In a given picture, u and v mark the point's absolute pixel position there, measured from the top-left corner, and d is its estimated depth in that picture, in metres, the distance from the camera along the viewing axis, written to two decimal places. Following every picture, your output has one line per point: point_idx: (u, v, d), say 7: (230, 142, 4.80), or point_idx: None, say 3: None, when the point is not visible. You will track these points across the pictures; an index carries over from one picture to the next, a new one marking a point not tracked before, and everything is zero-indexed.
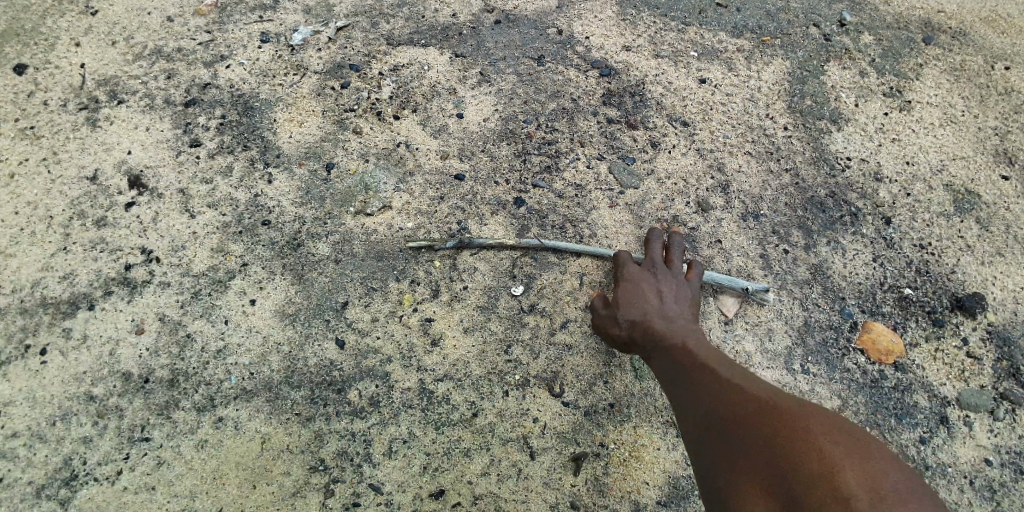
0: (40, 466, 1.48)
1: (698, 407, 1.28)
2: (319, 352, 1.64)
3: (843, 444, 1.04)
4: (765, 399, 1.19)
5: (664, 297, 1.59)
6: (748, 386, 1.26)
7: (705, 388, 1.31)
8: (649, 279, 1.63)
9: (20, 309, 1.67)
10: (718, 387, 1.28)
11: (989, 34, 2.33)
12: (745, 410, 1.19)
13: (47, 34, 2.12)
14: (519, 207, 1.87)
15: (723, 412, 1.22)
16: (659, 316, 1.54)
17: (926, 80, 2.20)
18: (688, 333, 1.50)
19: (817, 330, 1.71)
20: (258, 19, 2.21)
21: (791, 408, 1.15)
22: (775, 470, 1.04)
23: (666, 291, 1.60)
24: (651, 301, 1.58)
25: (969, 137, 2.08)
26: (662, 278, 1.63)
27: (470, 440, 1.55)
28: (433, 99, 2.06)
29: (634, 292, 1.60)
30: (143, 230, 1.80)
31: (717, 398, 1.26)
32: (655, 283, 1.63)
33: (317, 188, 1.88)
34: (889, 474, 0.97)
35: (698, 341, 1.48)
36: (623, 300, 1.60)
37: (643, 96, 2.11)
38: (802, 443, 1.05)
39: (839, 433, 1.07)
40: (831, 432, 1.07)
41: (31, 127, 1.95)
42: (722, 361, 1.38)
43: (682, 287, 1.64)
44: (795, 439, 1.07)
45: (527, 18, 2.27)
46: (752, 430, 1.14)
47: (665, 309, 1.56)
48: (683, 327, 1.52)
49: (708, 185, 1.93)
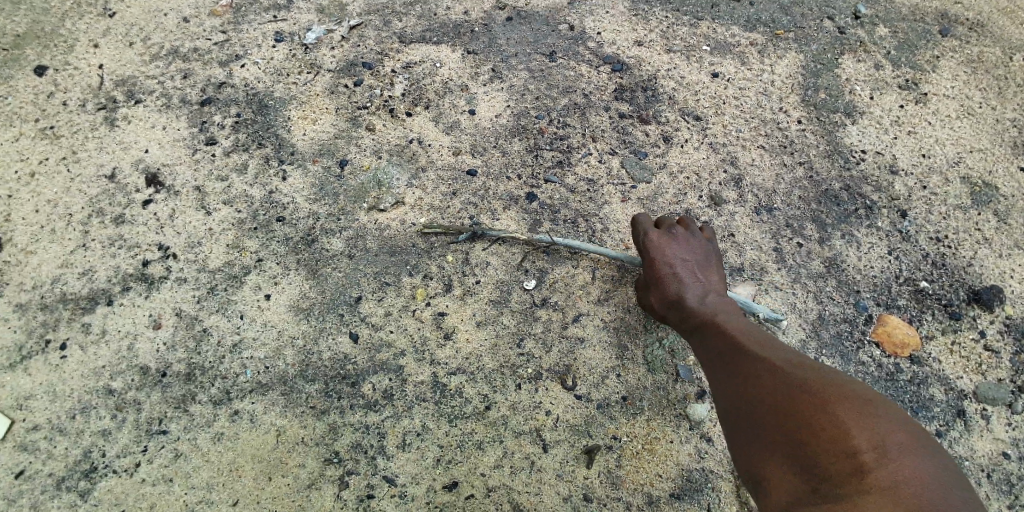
0: (60, 458, 1.51)
1: (722, 388, 1.30)
2: (333, 345, 1.66)
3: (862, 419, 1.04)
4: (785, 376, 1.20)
5: (693, 271, 1.59)
6: (767, 359, 1.25)
7: (728, 368, 1.32)
8: (675, 253, 1.60)
9: (41, 304, 1.70)
10: (740, 365, 1.29)
11: (1007, 26, 2.30)
12: (764, 379, 1.22)
13: (66, 36, 2.16)
14: (531, 201, 1.88)
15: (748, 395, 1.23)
16: (692, 292, 1.54)
17: (942, 72, 2.18)
18: (722, 307, 1.51)
19: (832, 323, 1.70)
20: (272, 19, 2.23)
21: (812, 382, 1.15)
22: (796, 442, 1.10)
23: (694, 264, 1.60)
24: (682, 277, 1.56)
25: (986, 129, 2.05)
26: (687, 251, 1.61)
27: (483, 433, 1.55)
28: (445, 95, 2.07)
29: (663, 270, 1.58)
30: (160, 227, 1.83)
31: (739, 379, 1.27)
32: (682, 256, 1.60)
33: (330, 185, 1.90)
34: (898, 434, 1.01)
35: (734, 315, 1.48)
36: (654, 280, 1.59)
37: (655, 90, 2.10)
38: (824, 427, 1.06)
39: (859, 406, 1.07)
40: (852, 405, 1.07)
41: (51, 127, 1.98)
42: (750, 333, 1.38)
43: (707, 257, 1.63)
44: (816, 423, 1.08)
45: (538, 15, 2.27)
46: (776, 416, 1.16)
47: (695, 285, 1.55)
48: (717, 301, 1.52)
49: (721, 179, 1.93)
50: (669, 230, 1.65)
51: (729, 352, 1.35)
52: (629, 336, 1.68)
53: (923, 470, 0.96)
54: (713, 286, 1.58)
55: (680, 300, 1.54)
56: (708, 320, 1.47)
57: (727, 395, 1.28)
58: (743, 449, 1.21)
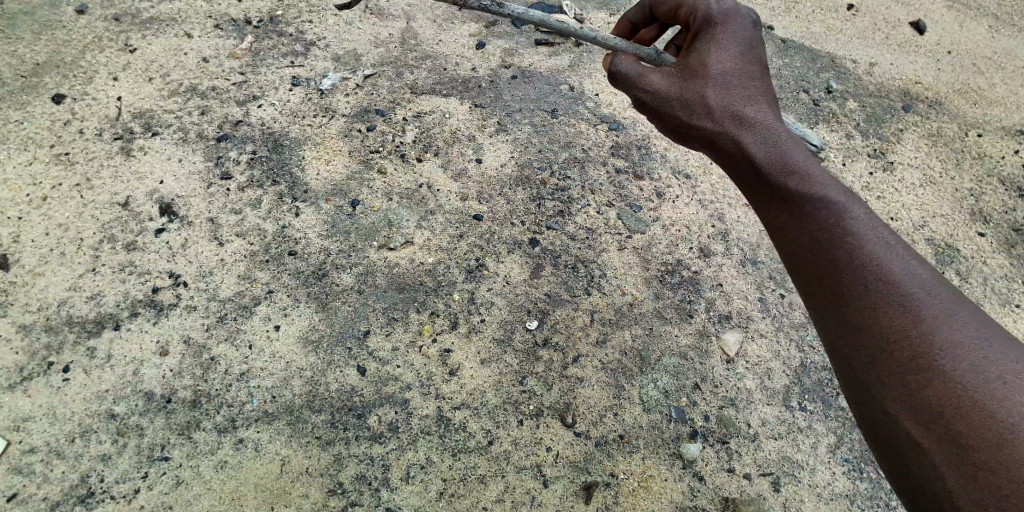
0: (56, 483, 1.50)
1: (827, 318, 1.19)
2: (341, 377, 1.71)
3: (940, 347, 1.02)
4: (861, 264, 1.15)
5: (741, 67, 1.45)
6: (842, 230, 1.20)
7: (770, 201, 1.36)
8: (726, 41, 1.47)
9: (46, 327, 1.71)
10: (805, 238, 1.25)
11: (960, 105, 2.57)
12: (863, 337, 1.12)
13: (86, 68, 2.23)
14: (534, 246, 1.98)
15: (826, 293, 1.19)
16: (740, 102, 1.43)
17: (906, 143, 2.39)
18: (760, 104, 1.44)
19: (813, 371, 1.84)
20: (290, 64, 2.34)
21: (904, 315, 1.08)
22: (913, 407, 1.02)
23: (733, 74, 1.45)
24: (727, 82, 1.44)
25: (947, 195, 2.26)
26: (726, 58, 1.45)
27: (485, 467, 1.60)
28: (453, 144, 2.19)
29: (708, 70, 1.45)
30: (172, 256, 1.87)
31: (808, 260, 1.23)
32: (722, 60, 1.45)
33: (342, 223, 1.98)
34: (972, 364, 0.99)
35: (766, 104, 1.44)
36: (700, 79, 1.46)
37: (649, 149, 2.27)
38: (920, 383, 1.02)
39: (941, 325, 1.04)
40: (932, 319, 1.05)
41: (66, 153, 2.03)
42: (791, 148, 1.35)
43: (745, 66, 1.46)
44: (903, 374, 1.05)
45: (542, 75, 2.44)
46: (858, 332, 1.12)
47: (735, 95, 1.44)
48: (763, 102, 1.44)
49: (709, 232, 2.09)
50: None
51: (772, 183, 1.35)
52: (625, 377, 1.77)
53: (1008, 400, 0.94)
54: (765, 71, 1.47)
55: (727, 113, 1.43)
56: (737, 115, 1.42)
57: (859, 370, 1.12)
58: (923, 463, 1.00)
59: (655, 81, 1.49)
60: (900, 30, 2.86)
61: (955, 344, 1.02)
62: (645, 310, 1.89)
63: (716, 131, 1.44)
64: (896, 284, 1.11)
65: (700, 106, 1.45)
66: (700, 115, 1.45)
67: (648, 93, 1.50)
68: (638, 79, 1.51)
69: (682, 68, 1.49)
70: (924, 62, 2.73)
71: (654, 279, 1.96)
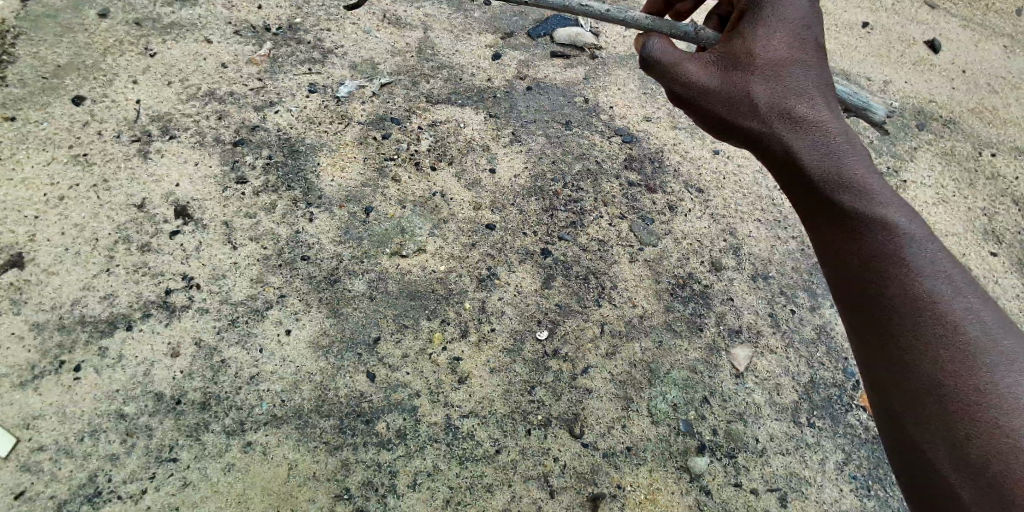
0: (65, 481, 1.51)
1: (860, 324, 1.13)
2: (350, 383, 1.71)
3: (999, 395, 0.96)
4: (917, 290, 1.07)
5: (791, 58, 1.34)
6: (899, 250, 1.11)
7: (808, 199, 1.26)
8: (776, 24, 1.35)
9: (59, 325, 1.73)
10: (855, 252, 1.14)
11: (974, 125, 2.57)
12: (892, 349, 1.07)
13: (106, 71, 2.27)
14: (545, 257, 1.99)
15: (875, 317, 1.10)
16: (788, 97, 1.32)
17: (919, 162, 2.39)
18: (810, 97, 1.32)
19: (823, 388, 1.83)
20: (307, 71, 2.37)
21: (938, 332, 1.03)
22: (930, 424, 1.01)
23: (782, 67, 1.33)
24: (774, 75, 1.33)
25: (960, 215, 2.25)
26: (774, 49, 1.34)
27: (492, 476, 1.60)
28: (467, 153, 2.21)
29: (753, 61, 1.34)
30: (185, 258, 1.89)
31: (855, 274, 1.14)
32: (770, 51, 1.34)
33: (355, 229, 1.99)
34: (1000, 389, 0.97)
35: (818, 97, 1.32)
36: (743, 71, 1.34)
37: (661, 163, 2.28)
38: (945, 405, 0.99)
39: (1003, 370, 0.97)
40: (992, 361, 0.98)
41: (84, 154, 2.05)
42: (844, 148, 1.23)
43: (794, 57, 1.34)
44: (928, 391, 1.01)
45: (556, 87, 2.46)
46: (906, 366, 1.04)
47: (784, 90, 1.32)
48: (814, 94, 1.32)
49: (720, 246, 2.09)
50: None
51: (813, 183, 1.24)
52: (634, 389, 1.77)
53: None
54: (817, 58, 1.36)
55: (771, 110, 1.31)
56: (783, 110, 1.30)
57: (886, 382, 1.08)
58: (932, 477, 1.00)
59: (692, 70, 1.36)
60: (914, 48, 2.86)
61: (1016, 395, 0.95)
62: (655, 322, 1.89)
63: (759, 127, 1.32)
64: (955, 317, 1.03)
65: (742, 100, 1.33)
66: (742, 111, 1.33)
67: (683, 82, 1.37)
68: (673, 65, 1.38)
69: (723, 56, 1.37)
70: (939, 81, 2.73)
71: (665, 292, 1.96)
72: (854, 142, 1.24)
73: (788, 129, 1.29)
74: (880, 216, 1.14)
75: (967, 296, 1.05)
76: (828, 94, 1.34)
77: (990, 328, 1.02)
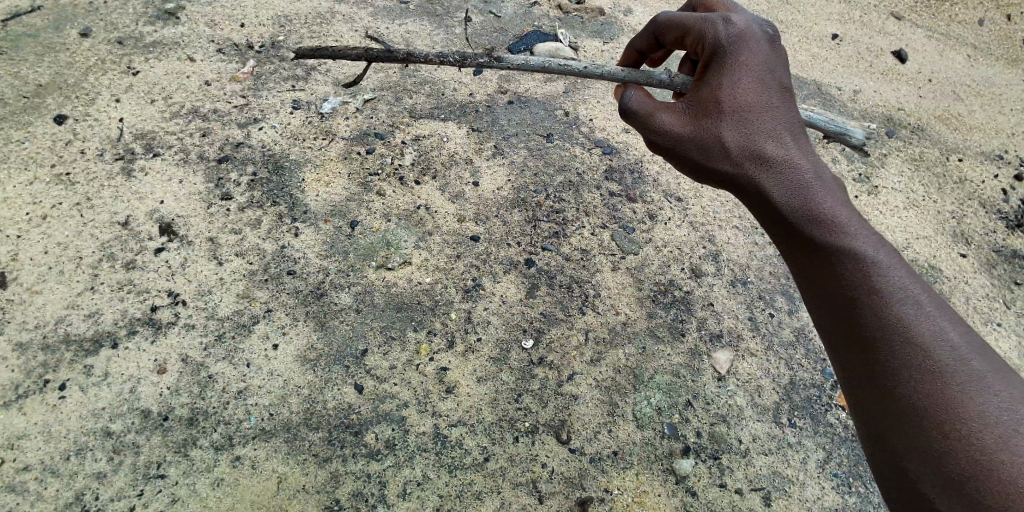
0: (51, 500, 1.50)
1: (838, 351, 1.19)
2: (338, 395, 1.72)
3: (968, 411, 1.02)
4: (887, 318, 1.12)
5: (759, 98, 1.40)
6: (868, 278, 1.16)
7: (785, 235, 1.32)
8: (740, 69, 1.42)
9: (43, 344, 1.72)
10: (829, 287, 1.21)
11: (941, 132, 2.66)
12: (868, 374, 1.13)
13: (88, 90, 2.28)
14: (529, 267, 2.02)
15: (851, 347, 1.16)
16: (758, 136, 1.38)
17: (889, 168, 2.47)
18: (780, 134, 1.39)
19: (803, 388, 1.88)
20: (291, 88, 2.40)
21: (907, 353, 1.09)
22: (911, 443, 1.05)
23: (750, 108, 1.39)
24: (744, 117, 1.39)
25: (929, 218, 2.32)
26: (741, 92, 1.40)
27: (481, 483, 1.62)
28: (451, 167, 2.24)
29: (724, 106, 1.40)
30: (171, 274, 1.89)
31: (830, 306, 1.20)
32: (738, 96, 1.40)
33: (341, 243, 2.01)
34: (971, 404, 1.02)
35: (785, 134, 1.39)
36: (714, 116, 1.40)
37: (641, 173, 2.33)
38: (922, 422, 1.05)
39: (970, 387, 1.04)
40: (960, 379, 1.04)
41: (67, 173, 2.06)
42: (811, 183, 1.31)
43: (761, 99, 1.40)
44: (904, 411, 1.07)
45: (537, 101, 2.51)
46: (883, 390, 1.10)
47: (754, 131, 1.38)
48: (783, 132, 1.39)
49: (700, 253, 2.14)
50: (731, 25, 1.45)
51: (786, 222, 1.31)
52: (619, 394, 1.80)
53: (998, 439, 0.98)
54: (781, 96, 1.42)
55: (744, 150, 1.38)
56: (755, 151, 1.38)
57: (866, 404, 1.13)
58: (915, 491, 1.05)
59: (666, 119, 1.44)
60: (882, 59, 2.96)
61: (984, 410, 1.01)
62: (638, 329, 1.93)
63: (735, 168, 1.39)
64: (925, 340, 1.09)
65: (716, 145, 1.40)
66: (716, 155, 1.40)
67: (659, 132, 1.45)
68: (648, 116, 1.46)
69: (695, 103, 1.44)
70: (906, 90, 2.83)
71: (647, 298, 2.00)
72: (820, 176, 1.32)
73: (761, 170, 1.36)
74: (848, 247, 1.21)
75: (935, 318, 1.10)
76: (795, 129, 1.41)
77: (957, 347, 1.07)
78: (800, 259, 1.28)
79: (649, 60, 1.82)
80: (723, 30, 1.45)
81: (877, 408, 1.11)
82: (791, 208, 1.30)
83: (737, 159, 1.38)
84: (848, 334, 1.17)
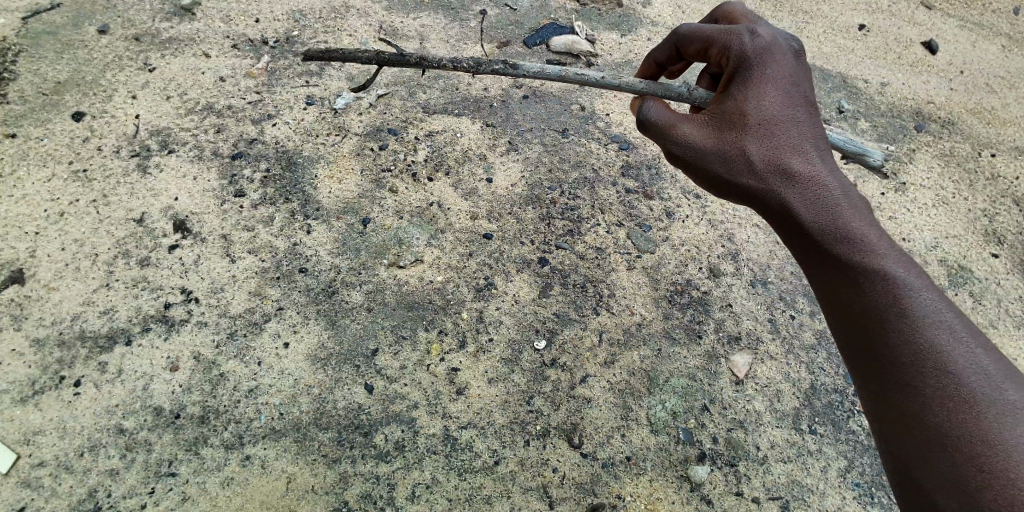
0: (65, 496, 1.51)
1: (864, 376, 1.14)
2: (348, 395, 1.71)
3: (1003, 443, 0.96)
4: (917, 343, 1.07)
5: (785, 112, 1.35)
6: (898, 301, 1.11)
7: (810, 254, 1.27)
8: (765, 82, 1.37)
9: (59, 341, 1.73)
10: (857, 310, 1.15)
11: (975, 125, 2.56)
12: (895, 400, 1.07)
13: (105, 87, 2.29)
14: (542, 265, 1.99)
15: (879, 373, 1.10)
16: (783, 150, 1.33)
17: (919, 164, 2.38)
18: (806, 150, 1.34)
19: (824, 394, 1.82)
20: (304, 83, 2.39)
21: (938, 379, 1.03)
22: (938, 472, 0.99)
23: (776, 122, 1.35)
24: (769, 131, 1.34)
25: (960, 217, 2.23)
26: (767, 105, 1.35)
27: (491, 487, 1.60)
28: (464, 163, 2.21)
29: (750, 119, 1.35)
30: (184, 271, 1.89)
31: (857, 330, 1.15)
32: (764, 108, 1.35)
33: (353, 240, 2.00)
34: (1004, 435, 0.96)
35: (811, 150, 1.34)
36: (738, 128, 1.35)
37: (658, 169, 2.28)
38: (950, 452, 0.99)
39: (1005, 418, 0.98)
40: (992, 409, 0.99)
41: (84, 170, 2.07)
42: (838, 200, 1.25)
43: (787, 113, 1.36)
44: (932, 439, 1.01)
45: (552, 95, 2.47)
46: (912, 418, 1.04)
47: (778, 145, 1.33)
48: (809, 147, 1.34)
49: (719, 253, 2.08)
50: (756, 36, 1.40)
51: (812, 240, 1.25)
52: (633, 398, 1.76)
53: None
54: (807, 111, 1.37)
55: (769, 164, 1.33)
56: (779, 166, 1.32)
57: (892, 431, 1.08)
58: None
59: (688, 132, 1.38)
60: (912, 50, 2.85)
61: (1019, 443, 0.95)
62: (653, 330, 1.88)
63: (758, 183, 1.34)
64: (956, 366, 1.04)
65: (738, 158, 1.34)
66: (739, 169, 1.35)
67: (679, 143, 1.40)
68: (669, 127, 1.40)
69: (717, 115, 1.39)
70: (938, 81, 2.72)
71: (663, 299, 1.95)
72: (848, 193, 1.27)
73: (786, 186, 1.31)
74: (877, 270, 1.15)
75: (967, 344, 1.05)
76: (820, 146, 1.37)
77: (989, 374, 1.02)
78: (826, 279, 1.23)
79: (666, 73, 1.76)
80: (749, 42, 1.40)
81: (904, 437, 1.05)
82: (817, 226, 1.24)
83: (760, 173, 1.33)
84: (876, 359, 1.11)
